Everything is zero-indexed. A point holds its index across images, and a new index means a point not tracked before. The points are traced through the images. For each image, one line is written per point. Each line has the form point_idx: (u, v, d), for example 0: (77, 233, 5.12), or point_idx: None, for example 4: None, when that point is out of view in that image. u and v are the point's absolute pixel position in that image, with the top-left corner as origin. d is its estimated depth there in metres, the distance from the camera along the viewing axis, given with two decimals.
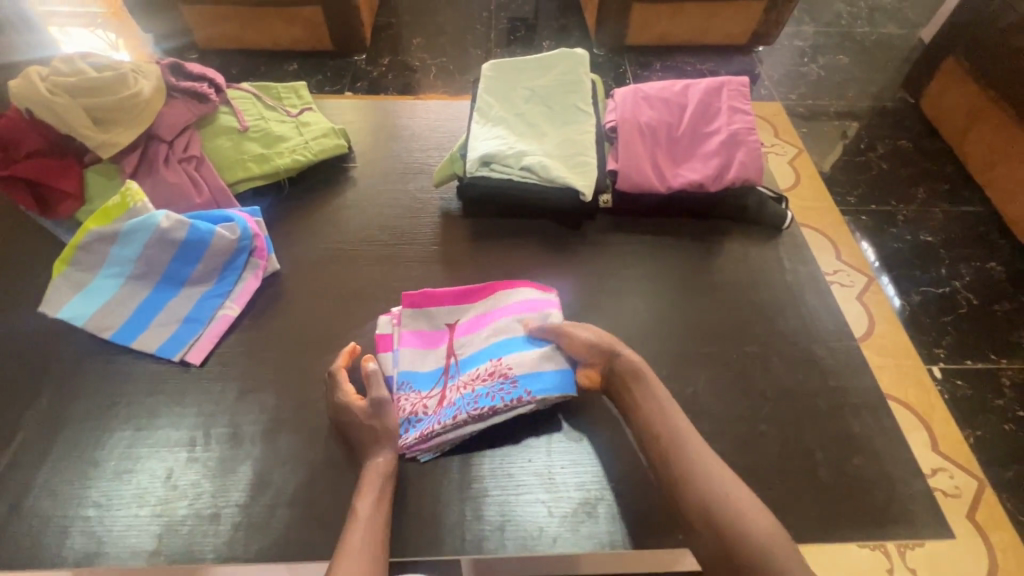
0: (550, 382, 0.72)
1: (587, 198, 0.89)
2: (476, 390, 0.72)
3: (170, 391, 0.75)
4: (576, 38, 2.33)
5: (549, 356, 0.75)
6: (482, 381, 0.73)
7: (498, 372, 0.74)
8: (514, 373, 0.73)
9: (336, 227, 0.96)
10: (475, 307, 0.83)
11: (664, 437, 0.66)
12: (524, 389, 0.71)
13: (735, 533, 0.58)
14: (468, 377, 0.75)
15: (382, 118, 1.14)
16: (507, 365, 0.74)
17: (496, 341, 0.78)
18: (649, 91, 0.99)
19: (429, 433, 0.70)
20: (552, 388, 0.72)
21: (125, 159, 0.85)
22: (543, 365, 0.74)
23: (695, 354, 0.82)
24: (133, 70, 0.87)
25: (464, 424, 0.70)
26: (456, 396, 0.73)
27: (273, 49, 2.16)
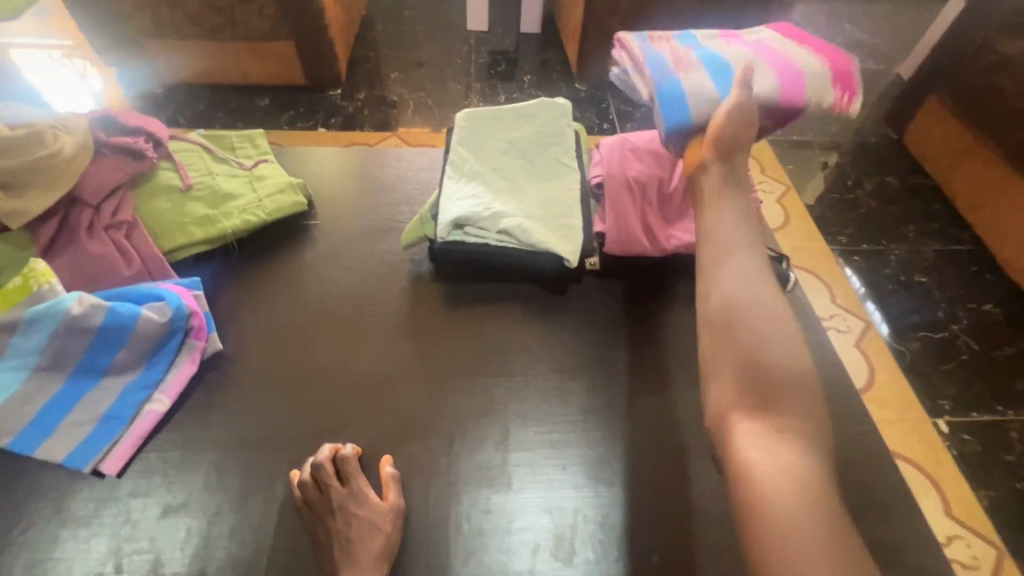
0: (671, 101, 0.78)
1: (572, 264, 0.79)
2: (663, 60, 0.84)
3: (77, 511, 0.63)
4: (558, 73, 2.29)
5: (705, 98, 0.78)
6: (673, 62, 0.84)
7: (680, 68, 0.82)
8: (686, 76, 0.80)
9: (289, 294, 0.85)
10: (769, 57, 0.84)
11: (719, 236, 0.66)
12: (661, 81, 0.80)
13: (754, 339, 0.57)
14: (680, 57, 0.85)
15: (346, 168, 1.04)
16: (690, 73, 0.81)
17: (721, 67, 0.82)
18: (637, 142, 0.89)
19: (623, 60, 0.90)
20: (661, 104, 0.78)
21: (40, 228, 0.74)
22: (695, 96, 0.78)
23: (698, 443, 0.72)
24: (54, 125, 0.75)
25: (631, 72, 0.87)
26: (657, 54, 0.86)
27: (244, 82, 2.06)
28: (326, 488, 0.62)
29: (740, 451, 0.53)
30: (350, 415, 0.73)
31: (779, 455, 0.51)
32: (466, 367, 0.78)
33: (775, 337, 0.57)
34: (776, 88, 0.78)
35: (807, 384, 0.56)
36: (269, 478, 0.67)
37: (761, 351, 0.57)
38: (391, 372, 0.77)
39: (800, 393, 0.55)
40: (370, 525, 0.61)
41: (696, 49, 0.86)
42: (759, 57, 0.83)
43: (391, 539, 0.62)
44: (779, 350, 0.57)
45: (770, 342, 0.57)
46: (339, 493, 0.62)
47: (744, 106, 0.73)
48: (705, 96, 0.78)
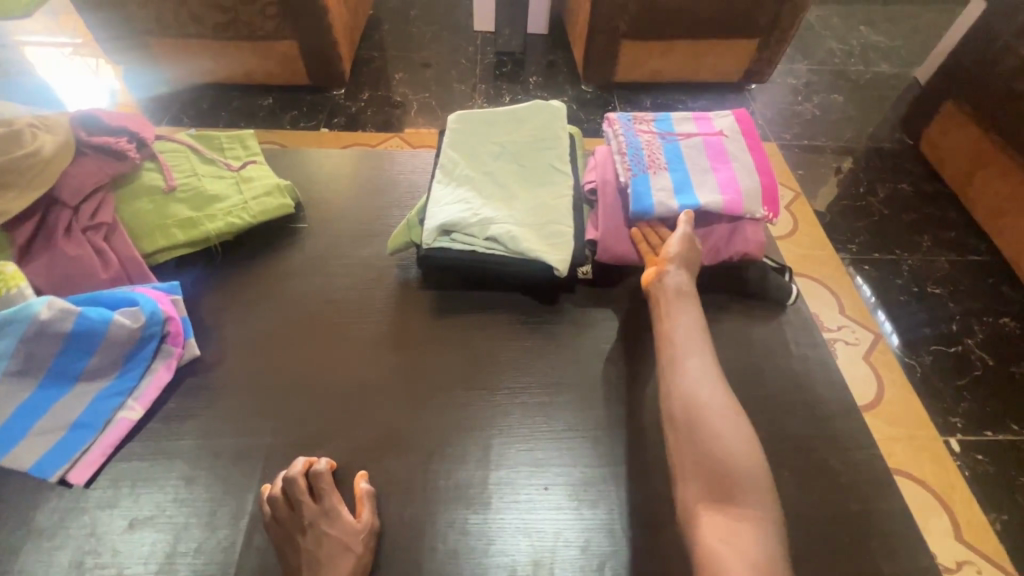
0: (642, 199, 0.78)
1: (561, 274, 0.77)
2: (640, 148, 0.84)
3: (43, 521, 0.62)
4: (564, 75, 2.26)
5: (674, 201, 0.78)
6: (648, 152, 0.84)
7: (654, 162, 0.83)
8: (658, 173, 0.81)
9: (272, 299, 0.83)
10: (742, 151, 0.84)
11: (675, 338, 0.69)
12: (635, 177, 0.81)
13: (709, 436, 0.60)
14: (656, 146, 0.85)
15: (337, 169, 1.02)
16: (661, 170, 0.82)
17: (692, 166, 0.82)
18: (634, 148, 0.84)
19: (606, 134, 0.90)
20: (633, 199, 0.79)
21: (17, 230, 0.73)
22: (664, 194, 0.79)
23: None
24: (31, 125, 0.75)
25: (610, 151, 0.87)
26: (635, 137, 0.86)
27: (248, 83, 2.05)
28: (299, 505, 0.60)
29: (705, 540, 0.55)
30: (327, 428, 0.70)
31: (738, 549, 0.53)
32: (450, 378, 0.76)
33: (727, 436, 0.60)
34: (756, 191, 0.79)
35: (763, 480, 0.58)
36: (240, 491, 0.65)
37: (718, 447, 0.59)
38: (372, 382, 0.75)
39: (756, 487, 0.57)
40: (340, 544, 0.59)
41: (674, 138, 0.86)
42: (731, 153, 0.84)
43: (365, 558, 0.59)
44: (732, 445, 0.59)
45: (723, 441, 0.59)
46: (311, 511, 0.60)
47: (691, 246, 0.75)
48: (672, 197, 0.79)
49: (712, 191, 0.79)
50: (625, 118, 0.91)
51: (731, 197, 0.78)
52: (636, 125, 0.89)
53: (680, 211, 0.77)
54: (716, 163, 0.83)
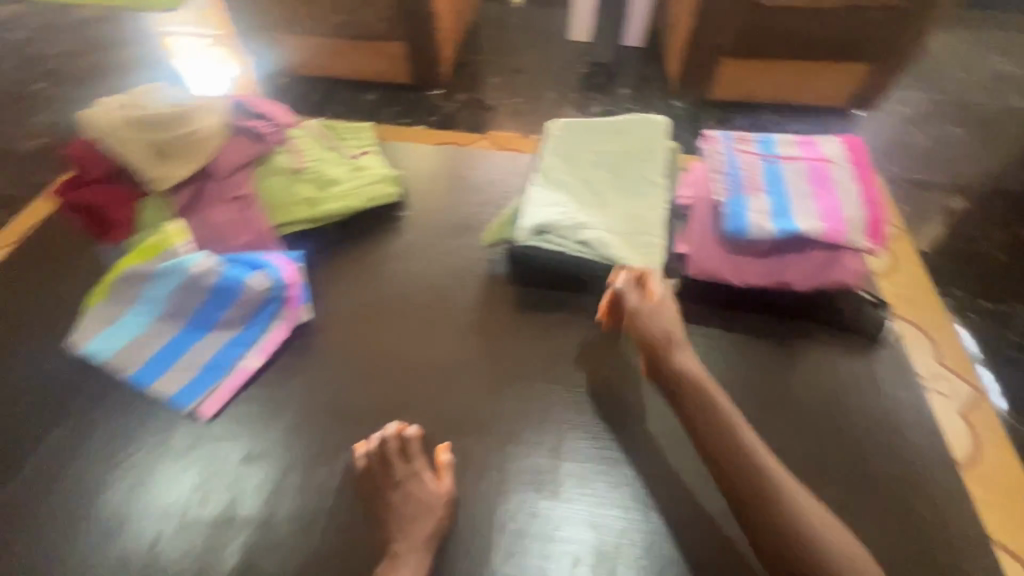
0: (739, 219, 0.78)
1: (649, 283, 0.79)
2: (739, 169, 0.84)
3: (178, 442, 0.72)
4: (655, 89, 2.26)
5: (771, 223, 0.78)
6: (747, 174, 0.84)
7: (753, 183, 0.82)
8: (756, 195, 0.81)
9: (376, 279, 0.90)
10: (846, 179, 0.82)
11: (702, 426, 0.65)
12: (732, 196, 0.81)
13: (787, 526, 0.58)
14: (755, 167, 0.85)
15: (437, 165, 1.09)
16: (759, 192, 0.81)
17: (792, 191, 0.81)
18: (732, 169, 0.84)
19: (704, 153, 0.91)
20: (729, 219, 0.79)
21: (178, 194, 0.84)
22: (762, 216, 0.78)
23: None
24: (198, 107, 0.87)
25: (708, 171, 0.88)
26: (734, 158, 0.86)
27: (356, 78, 2.21)
28: (391, 464, 0.68)
29: None
30: (416, 401, 0.77)
31: None
32: (531, 370, 0.80)
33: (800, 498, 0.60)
34: (860, 221, 0.77)
35: (852, 539, 0.58)
36: (338, 445, 0.72)
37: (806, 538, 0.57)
38: (459, 364, 0.81)
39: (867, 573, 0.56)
40: (422, 503, 0.65)
41: (773, 161, 0.85)
42: (835, 179, 0.82)
43: (443, 524, 0.65)
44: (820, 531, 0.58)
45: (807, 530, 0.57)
46: (401, 473, 0.67)
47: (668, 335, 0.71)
48: (770, 219, 0.78)
49: (812, 217, 0.77)
50: (726, 138, 0.91)
51: (834, 225, 0.77)
52: (736, 145, 0.89)
53: (778, 232, 0.77)
54: (819, 189, 0.81)
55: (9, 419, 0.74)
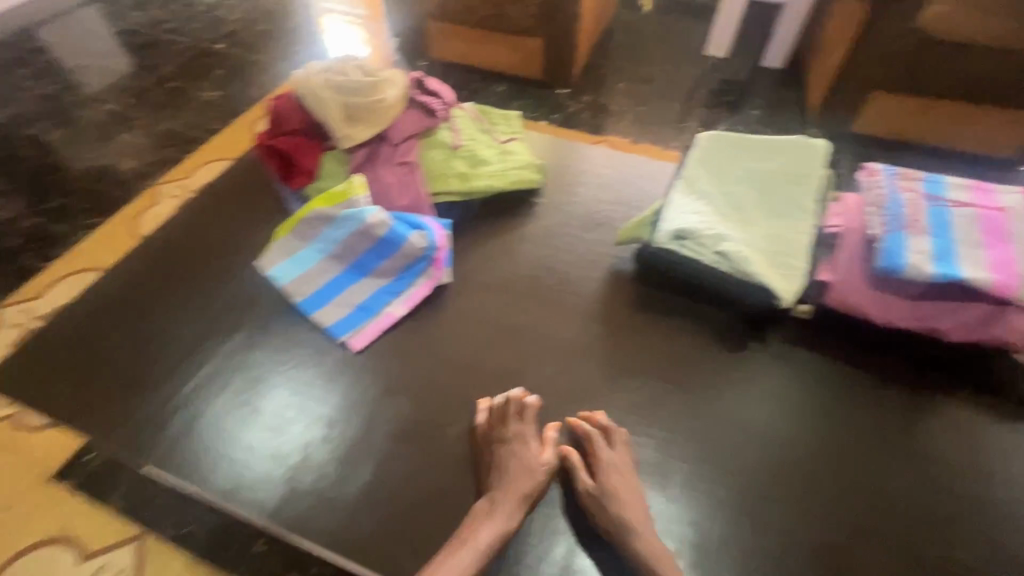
0: (896, 254, 0.75)
1: (783, 305, 0.79)
2: (903, 204, 0.81)
3: (329, 365, 0.83)
4: (789, 114, 2.16)
5: (932, 265, 0.74)
6: (911, 210, 0.80)
7: (917, 221, 0.79)
8: (919, 233, 0.77)
9: (509, 255, 0.97)
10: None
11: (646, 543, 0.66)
12: (892, 230, 0.78)
13: None
14: (922, 205, 0.81)
15: (574, 159, 1.14)
16: (922, 230, 0.78)
17: (960, 236, 0.77)
18: (894, 203, 0.81)
19: (863, 182, 0.88)
20: (885, 251, 0.76)
21: (356, 154, 0.96)
22: (923, 256, 0.75)
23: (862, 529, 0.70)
24: (385, 78, 0.98)
25: (866, 200, 0.85)
26: (899, 192, 0.83)
27: (490, 69, 2.31)
28: (505, 421, 0.74)
29: None
30: (535, 376, 0.82)
31: None
32: (646, 368, 0.83)
33: None
34: None
35: None
36: (462, 398, 0.80)
37: None
38: (578, 348, 0.85)
39: None
40: (522, 462, 0.71)
41: (943, 203, 0.81)
42: (1012, 233, 0.77)
43: (540, 487, 0.70)
44: None
45: None
46: (511, 434, 0.73)
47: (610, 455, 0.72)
48: (931, 261, 0.74)
49: (980, 267, 0.73)
50: (890, 172, 0.87)
51: (1004, 279, 0.72)
52: (903, 179, 0.85)
53: (941, 276, 0.73)
54: (991, 240, 0.76)
55: (201, 320, 0.88)
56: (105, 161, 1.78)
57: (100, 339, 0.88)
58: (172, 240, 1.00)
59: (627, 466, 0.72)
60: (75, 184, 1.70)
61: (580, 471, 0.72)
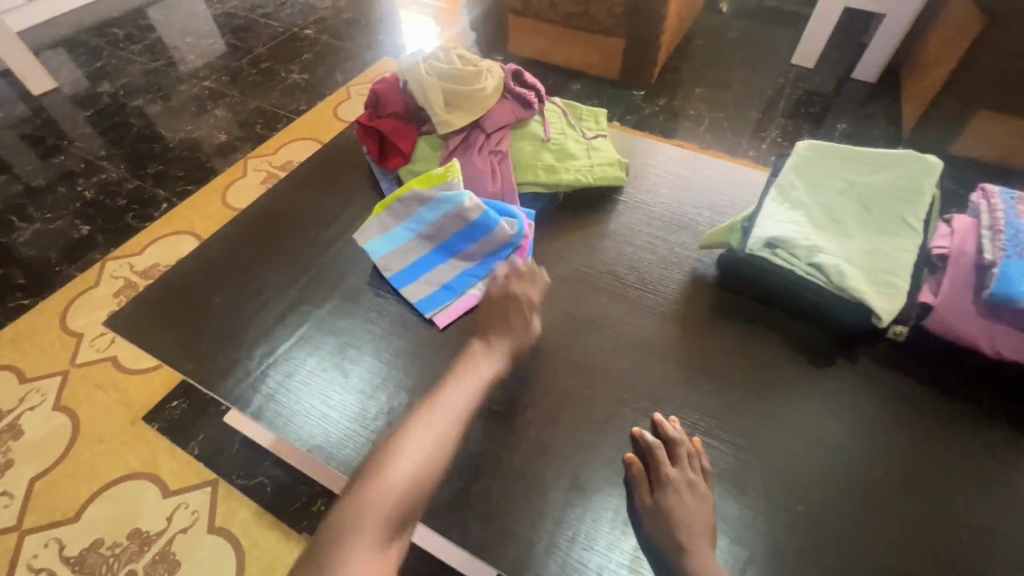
0: (1017, 278, 0.70)
1: (881, 323, 0.75)
2: None
3: (413, 339, 0.87)
4: (879, 131, 2.05)
5: None
6: None
7: None
8: None
9: (589, 249, 0.98)
10: None
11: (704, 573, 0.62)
12: (1011, 253, 0.73)
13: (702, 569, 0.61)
14: None
15: (658, 161, 1.14)
16: None
17: None
18: (1017, 227, 0.76)
19: (979, 204, 0.83)
20: (1002, 274, 0.71)
21: (450, 140, 1.00)
22: None
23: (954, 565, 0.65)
24: (486, 69, 1.01)
25: (982, 222, 0.80)
26: (1021, 217, 0.78)
27: (566, 67, 2.32)
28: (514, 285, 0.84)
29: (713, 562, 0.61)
30: (610, 370, 0.83)
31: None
32: (724, 374, 0.82)
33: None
34: None
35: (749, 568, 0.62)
36: (537, 384, 0.82)
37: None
38: (655, 347, 0.85)
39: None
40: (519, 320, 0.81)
41: None
42: None
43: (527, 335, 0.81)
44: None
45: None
46: (500, 292, 0.83)
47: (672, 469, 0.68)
48: None
49: None
50: (1008, 195, 0.82)
51: None
52: None
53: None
54: None
55: (298, 286, 0.95)
56: (202, 133, 1.92)
57: (206, 294, 0.95)
58: (274, 209, 1.07)
59: (694, 483, 0.68)
60: (175, 153, 1.84)
61: (641, 483, 0.69)
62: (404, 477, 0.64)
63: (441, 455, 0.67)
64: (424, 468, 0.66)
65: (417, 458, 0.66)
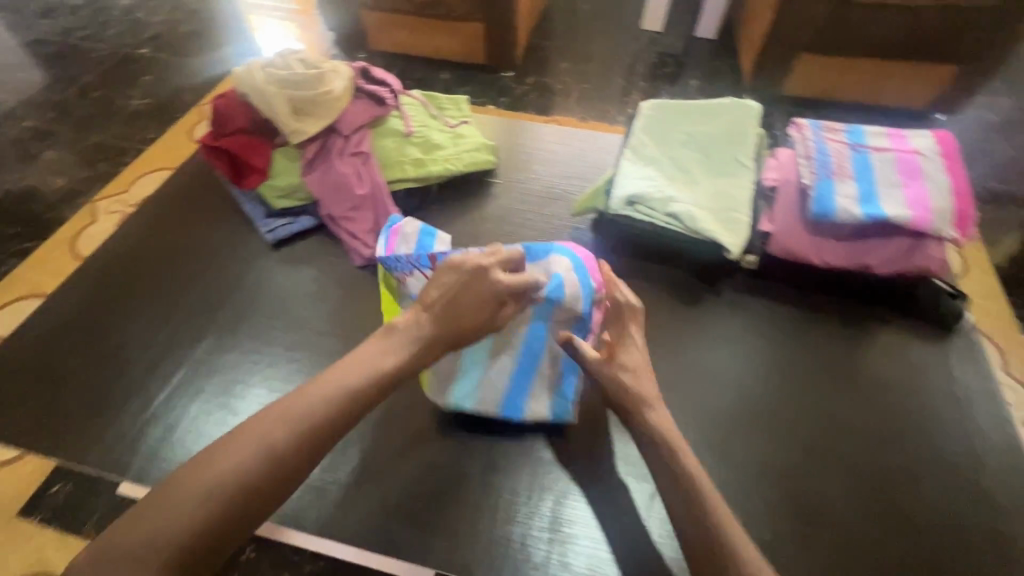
0: (825, 201, 0.82)
1: (732, 256, 0.84)
2: (829, 154, 0.88)
3: (306, 360, 0.84)
4: (726, 81, 2.25)
5: (855, 208, 0.81)
6: (836, 160, 0.87)
7: (841, 169, 0.86)
8: (843, 180, 0.85)
9: (470, 236, 0.99)
10: (935, 171, 0.85)
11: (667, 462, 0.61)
12: (821, 179, 0.85)
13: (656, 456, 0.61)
14: (845, 154, 0.88)
15: (524, 138, 1.17)
16: (846, 177, 0.85)
17: (880, 180, 0.85)
18: (823, 154, 0.88)
19: (793, 139, 0.95)
20: (815, 200, 0.83)
21: (307, 148, 0.96)
22: (848, 200, 0.82)
23: (821, 452, 0.75)
24: (330, 70, 0.98)
25: (798, 154, 0.92)
26: (825, 144, 0.90)
27: (431, 57, 2.29)
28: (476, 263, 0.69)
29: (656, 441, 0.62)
30: None
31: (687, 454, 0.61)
32: None
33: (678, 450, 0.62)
34: (947, 212, 0.80)
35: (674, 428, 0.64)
36: None
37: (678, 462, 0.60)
38: None
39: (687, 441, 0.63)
40: (466, 291, 0.68)
41: (862, 151, 0.89)
42: (922, 172, 0.85)
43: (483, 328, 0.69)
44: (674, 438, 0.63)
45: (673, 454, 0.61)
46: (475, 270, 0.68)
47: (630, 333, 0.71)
48: (855, 205, 0.82)
49: (898, 205, 0.81)
50: (815, 126, 0.94)
51: (918, 214, 0.80)
52: (828, 133, 0.92)
53: (864, 216, 0.80)
54: (906, 180, 0.84)
55: (168, 330, 0.87)
56: (30, 182, 1.68)
57: (59, 361, 0.84)
58: (126, 253, 0.97)
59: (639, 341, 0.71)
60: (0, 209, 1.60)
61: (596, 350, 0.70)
62: (231, 472, 0.51)
63: (294, 452, 0.55)
64: (266, 463, 0.53)
65: (259, 444, 0.53)
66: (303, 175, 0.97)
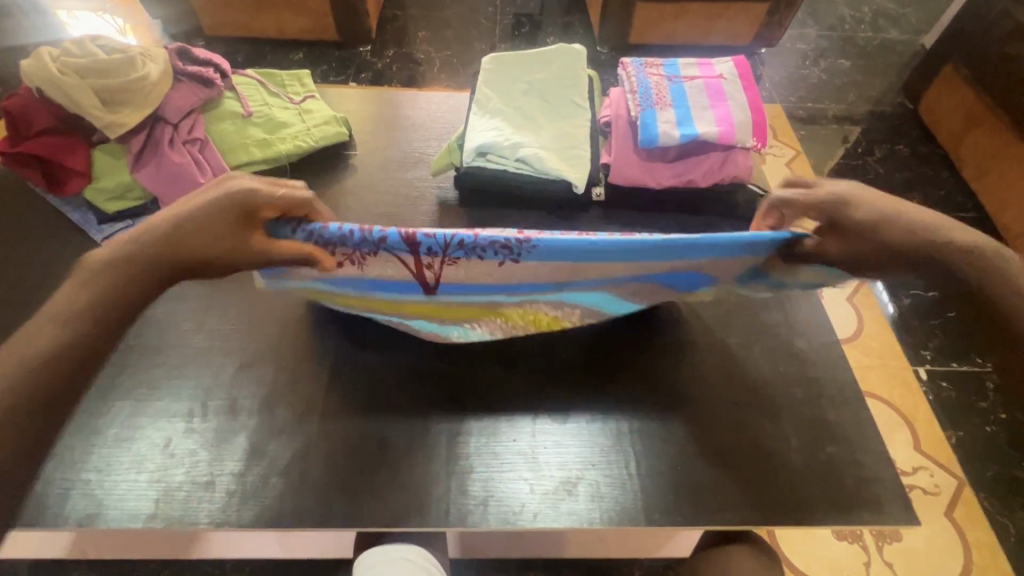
0: (650, 130, 0.91)
1: (579, 190, 0.91)
2: (648, 88, 0.97)
3: (173, 361, 0.79)
4: (580, 36, 2.34)
5: (673, 132, 0.92)
6: (654, 91, 0.97)
7: (659, 98, 0.96)
8: (662, 108, 0.94)
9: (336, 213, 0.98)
10: (735, 92, 0.97)
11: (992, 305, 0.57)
12: (643, 111, 0.94)
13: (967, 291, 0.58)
14: (660, 85, 0.98)
15: (380, 108, 1.16)
16: (664, 105, 0.95)
17: (691, 104, 0.95)
18: (644, 87, 0.97)
19: (618, 78, 1.03)
20: (641, 130, 0.92)
21: (131, 141, 0.89)
22: (667, 126, 0.92)
23: (680, 345, 0.84)
24: (141, 54, 0.90)
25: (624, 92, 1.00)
26: (644, 78, 0.99)
27: (278, 37, 2.13)
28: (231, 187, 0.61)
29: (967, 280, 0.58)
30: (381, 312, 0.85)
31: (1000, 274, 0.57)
32: None
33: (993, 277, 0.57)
34: (747, 125, 0.93)
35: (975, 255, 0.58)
36: (316, 350, 0.80)
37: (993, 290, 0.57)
38: None
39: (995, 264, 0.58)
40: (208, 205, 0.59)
41: (676, 81, 0.99)
42: (724, 93, 0.96)
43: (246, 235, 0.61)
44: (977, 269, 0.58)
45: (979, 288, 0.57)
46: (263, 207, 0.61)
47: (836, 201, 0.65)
48: (672, 130, 0.92)
49: (707, 125, 0.92)
50: (637, 63, 1.03)
51: (725, 129, 0.92)
52: (648, 69, 1.01)
53: (681, 138, 0.91)
54: (714, 101, 0.95)
55: None
56: None
57: None
58: None
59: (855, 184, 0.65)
60: None
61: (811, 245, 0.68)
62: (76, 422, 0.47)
63: None
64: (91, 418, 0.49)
65: None
66: (132, 171, 0.89)
